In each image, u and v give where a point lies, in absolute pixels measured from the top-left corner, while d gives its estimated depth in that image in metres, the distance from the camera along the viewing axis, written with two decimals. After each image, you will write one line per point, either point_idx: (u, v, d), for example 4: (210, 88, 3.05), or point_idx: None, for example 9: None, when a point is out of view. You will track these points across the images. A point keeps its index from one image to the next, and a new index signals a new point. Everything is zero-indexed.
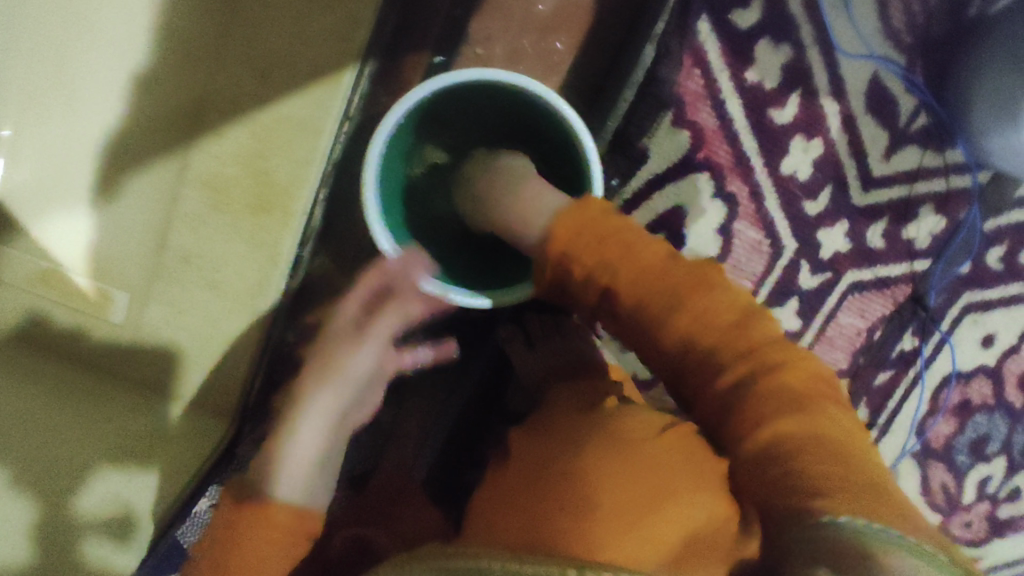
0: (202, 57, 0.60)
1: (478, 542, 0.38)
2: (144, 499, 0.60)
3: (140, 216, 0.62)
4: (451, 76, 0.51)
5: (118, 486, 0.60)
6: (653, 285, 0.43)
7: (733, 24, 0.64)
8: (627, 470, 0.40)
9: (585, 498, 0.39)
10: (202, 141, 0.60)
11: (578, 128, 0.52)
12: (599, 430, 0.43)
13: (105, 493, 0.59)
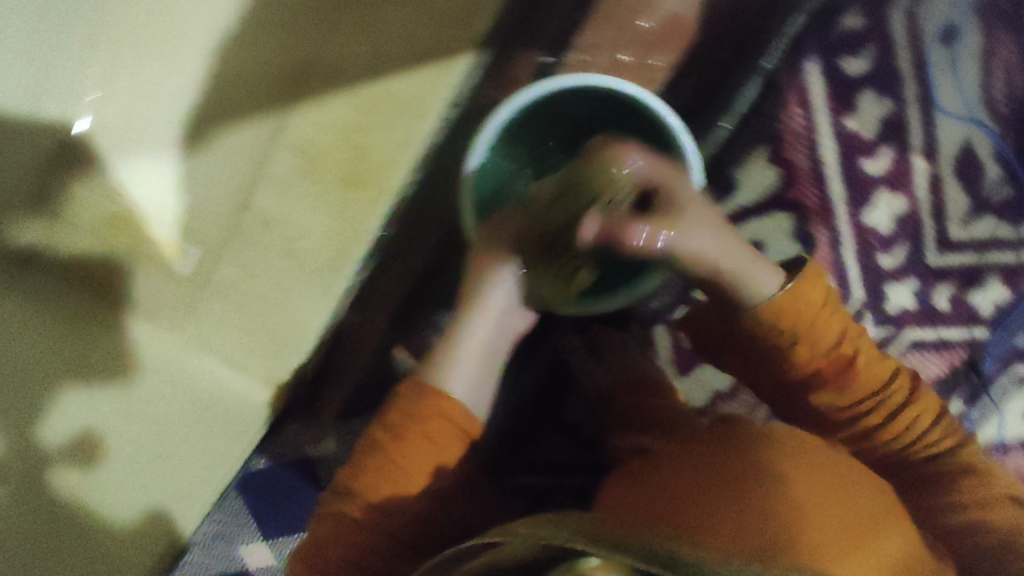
0: (319, 20, 0.59)
1: (697, 526, 0.38)
2: (111, 425, 0.59)
3: (225, 176, 0.60)
4: (552, 85, 0.54)
5: (86, 409, 0.59)
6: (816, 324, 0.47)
7: (842, 70, 0.64)
8: (821, 482, 0.41)
9: (793, 504, 0.39)
10: (305, 106, 0.58)
11: (675, 129, 0.54)
12: (771, 438, 0.44)
13: (71, 418, 0.58)
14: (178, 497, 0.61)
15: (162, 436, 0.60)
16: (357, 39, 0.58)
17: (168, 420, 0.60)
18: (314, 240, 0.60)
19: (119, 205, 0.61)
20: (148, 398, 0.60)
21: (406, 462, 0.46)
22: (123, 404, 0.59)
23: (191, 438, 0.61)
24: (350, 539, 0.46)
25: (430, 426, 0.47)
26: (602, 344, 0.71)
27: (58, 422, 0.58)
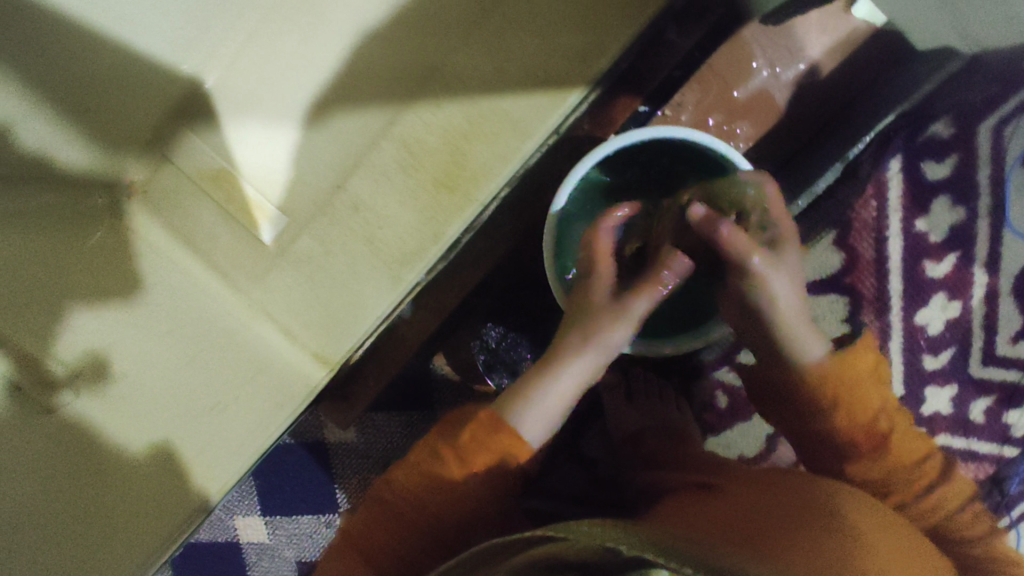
0: (448, 33, 0.63)
1: (755, 541, 0.40)
2: (120, 348, 0.59)
3: (330, 156, 0.66)
4: (631, 136, 0.58)
5: (98, 329, 0.59)
6: (867, 394, 0.56)
7: (923, 173, 0.67)
8: (873, 522, 0.44)
9: (846, 533, 0.42)
10: (418, 106, 0.61)
11: (750, 176, 0.58)
12: (818, 483, 0.47)
13: (83, 337, 0.58)
14: (199, 446, 0.61)
15: (183, 376, 0.61)
16: (487, 52, 0.60)
17: (191, 360, 0.61)
18: (394, 232, 0.62)
19: (223, 162, 0.68)
20: (171, 335, 0.61)
21: (455, 467, 0.52)
22: (144, 338, 0.60)
23: (217, 383, 0.61)
24: (395, 518, 0.52)
25: (478, 442, 0.52)
26: (637, 388, 0.72)
27: (71, 346, 0.57)
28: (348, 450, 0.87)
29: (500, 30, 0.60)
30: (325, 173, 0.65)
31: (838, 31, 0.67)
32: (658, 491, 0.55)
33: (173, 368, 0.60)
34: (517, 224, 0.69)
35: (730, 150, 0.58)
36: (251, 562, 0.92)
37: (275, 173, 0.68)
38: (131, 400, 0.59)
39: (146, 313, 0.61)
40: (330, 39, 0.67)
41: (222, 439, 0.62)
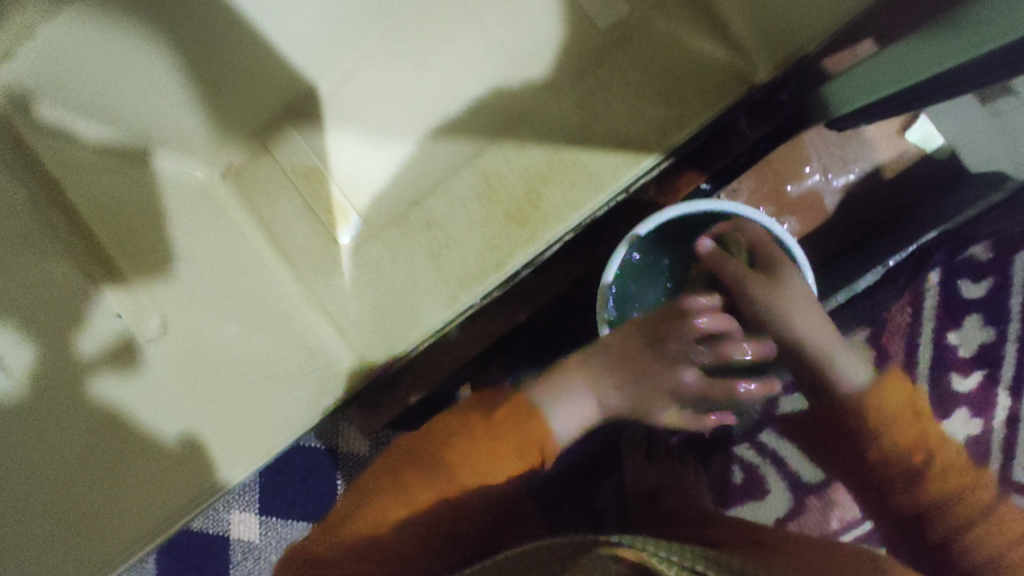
0: (547, 87, 0.70)
1: None
2: (150, 328, 0.57)
3: (414, 176, 0.72)
4: (695, 207, 0.61)
5: (135, 308, 0.57)
6: (891, 416, 0.51)
7: (959, 289, 0.71)
8: None
9: None
10: (506, 146, 0.68)
11: (802, 262, 0.61)
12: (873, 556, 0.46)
13: (111, 319, 0.56)
14: (225, 435, 0.58)
15: (213, 361, 0.60)
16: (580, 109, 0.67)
17: (218, 346, 0.60)
18: (461, 253, 0.66)
19: (316, 163, 0.73)
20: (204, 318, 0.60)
21: (495, 439, 0.50)
22: (178, 319, 0.59)
23: (246, 369, 0.61)
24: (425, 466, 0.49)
25: (523, 421, 0.52)
26: (658, 448, 0.74)
27: (95, 325, 0.55)
28: (357, 462, 0.88)
29: (591, 94, 0.67)
30: (408, 191, 0.71)
31: (892, 150, 0.71)
32: (695, 535, 0.55)
33: (203, 353, 0.59)
34: (571, 268, 0.73)
35: (786, 235, 0.61)
36: (235, 562, 0.90)
37: (361, 181, 0.73)
38: (159, 383, 0.57)
39: (188, 293, 0.61)
40: (434, 72, 0.73)
41: (252, 427, 0.59)
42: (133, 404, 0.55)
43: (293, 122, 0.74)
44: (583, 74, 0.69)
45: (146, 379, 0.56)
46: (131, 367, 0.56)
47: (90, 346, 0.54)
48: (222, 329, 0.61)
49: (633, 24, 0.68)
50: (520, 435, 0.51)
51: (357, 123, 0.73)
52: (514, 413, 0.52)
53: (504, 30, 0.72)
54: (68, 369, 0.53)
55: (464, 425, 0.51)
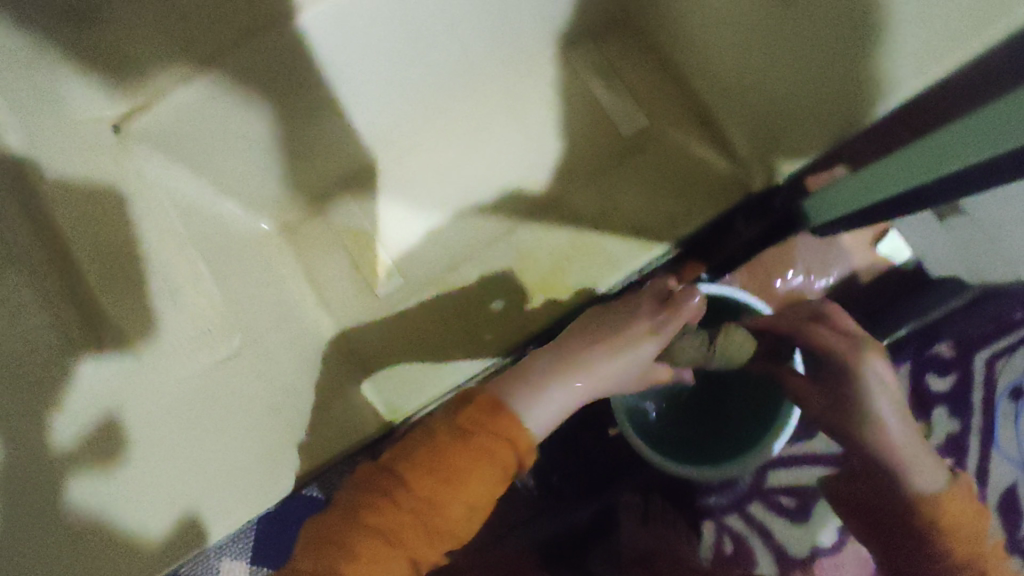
0: (574, 177, 0.79)
1: None
2: (142, 398, 0.44)
3: (451, 244, 0.79)
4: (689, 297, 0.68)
5: (111, 370, 0.43)
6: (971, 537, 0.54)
7: (926, 382, 0.79)
8: None
9: None
10: (535, 226, 0.77)
11: None
12: None
13: (86, 395, 0.42)
14: (216, 479, 0.52)
15: (232, 408, 0.54)
16: (603, 200, 0.76)
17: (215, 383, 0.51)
18: (486, 316, 0.72)
19: (361, 224, 0.78)
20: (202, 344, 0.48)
21: (460, 469, 0.44)
22: (160, 384, 0.45)
23: (273, 411, 0.60)
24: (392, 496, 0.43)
25: (489, 446, 0.45)
26: (652, 514, 0.77)
27: (76, 400, 0.41)
28: None
29: (612, 188, 0.77)
30: (444, 256, 0.78)
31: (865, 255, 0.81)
32: None
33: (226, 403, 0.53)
34: None
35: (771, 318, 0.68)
36: None
37: (401, 241, 0.79)
38: (153, 467, 0.46)
39: (159, 304, 0.47)
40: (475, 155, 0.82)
41: (265, 459, 0.58)
42: (124, 512, 0.44)
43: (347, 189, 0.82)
44: (606, 170, 0.78)
45: (139, 469, 0.45)
46: (121, 458, 0.43)
47: (68, 431, 0.41)
48: (203, 359, 0.47)
49: (653, 132, 0.77)
50: (482, 465, 0.44)
51: (401, 192, 0.80)
52: (479, 435, 0.45)
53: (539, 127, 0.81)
54: (43, 468, 0.39)
55: (423, 460, 0.44)
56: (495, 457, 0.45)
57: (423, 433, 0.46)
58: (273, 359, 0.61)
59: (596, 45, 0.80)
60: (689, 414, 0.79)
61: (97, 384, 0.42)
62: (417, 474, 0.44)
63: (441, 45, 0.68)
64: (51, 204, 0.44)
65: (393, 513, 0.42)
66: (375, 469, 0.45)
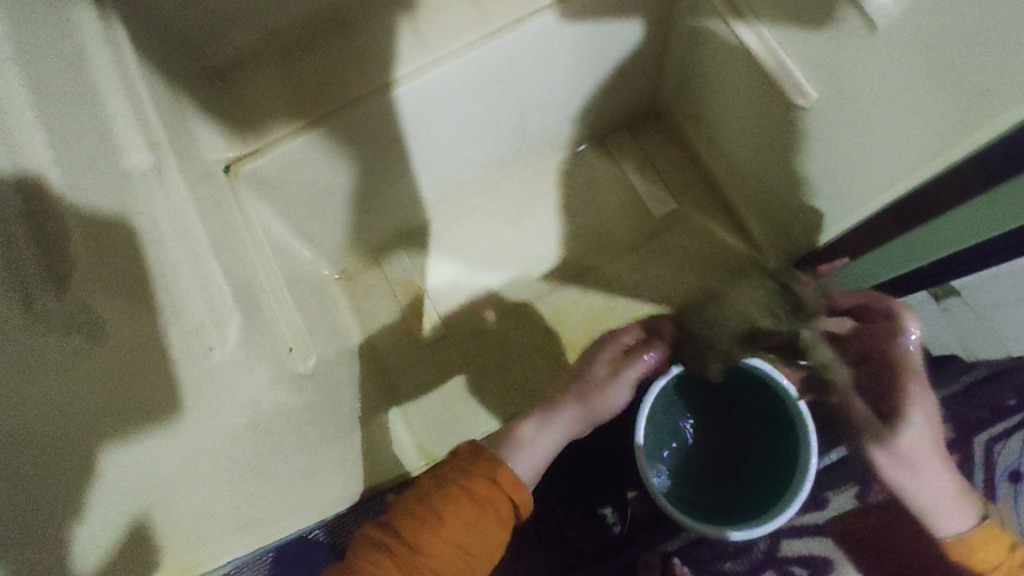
0: (607, 247, 0.87)
1: None
2: (171, 492, 0.39)
3: (493, 300, 0.85)
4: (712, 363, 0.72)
5: (144, 466, 0.37)
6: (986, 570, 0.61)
7: None
8: None
9: None
10: (572, 290, 0.85)
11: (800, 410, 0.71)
12: None
13: (106, 496, 0.34)
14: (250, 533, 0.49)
15: (299, 421, 0.57)
16: (634, 271, 0.85)
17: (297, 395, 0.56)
18: (527, 366, 0.81)
19: (413, 277, 0.85)
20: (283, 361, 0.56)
21: (472, 517, 0.46)
22: (251, 391, 0.49)
23: (337, 434, 0.64)
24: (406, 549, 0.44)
25: (492, 493, 0.48)
26: None
27: (100, 511, 0.34)
28: None
29: (643, 261, 0.85)
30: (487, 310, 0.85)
31: None
32: None
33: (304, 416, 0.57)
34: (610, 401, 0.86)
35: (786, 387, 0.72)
36: None
37: (448, 292, 0.85)
38: (182, 561, 0.41)
39: (258, 322, 0.54)
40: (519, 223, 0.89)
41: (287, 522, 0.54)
42: None
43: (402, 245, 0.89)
44: (637, 243, 0.87)
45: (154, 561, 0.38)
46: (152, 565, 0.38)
47: (98, 555, 0.33)
48: (236, 419, 0.46)
49: (679, 216, 0.87)
50: (491, 515, 0.47)
51: (448, 249, 0.87)
52: (477, 483, 0.48)
53: (579, 203, 0.88)
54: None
55: (433, 504, 0.46)
56: (492, 507, 0.47)
57: (429, 483, 0.49)
58: (334, 388, 0.65)
59: (630, 137, 0.90)
60: (705, 477, 0.82)
61: (134, 465, 0.36)
62: (429, 524, 0.45)
63: (502, 127, 0.78)
64: (96, 247, 0.37)
65: (412, 561, 0.44)
66: (377, 531, 0.46)
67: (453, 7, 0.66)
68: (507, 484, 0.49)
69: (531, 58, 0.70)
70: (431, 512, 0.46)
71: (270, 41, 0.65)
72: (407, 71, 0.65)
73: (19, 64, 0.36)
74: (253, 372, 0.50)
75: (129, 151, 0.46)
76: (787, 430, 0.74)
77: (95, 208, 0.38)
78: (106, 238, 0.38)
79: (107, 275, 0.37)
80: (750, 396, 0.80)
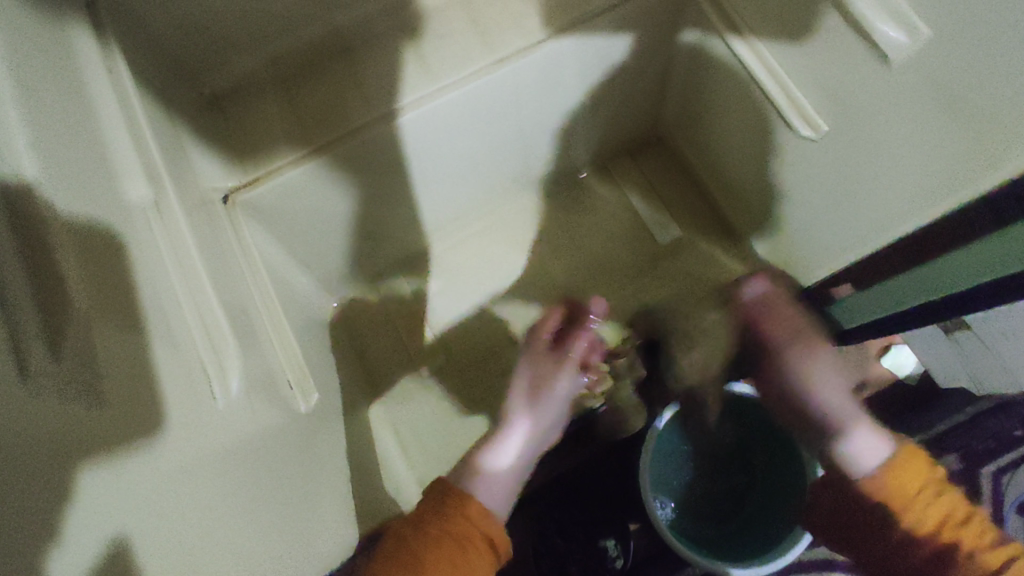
0: (609, 275, 0.86)
1: None
2: (154, 520, 0.32)
3: (494, 329, 0.83)
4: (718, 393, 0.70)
5: (124, 484, 0.31)
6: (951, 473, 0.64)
7: None
8: None
9: None
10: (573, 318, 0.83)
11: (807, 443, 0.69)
12: None
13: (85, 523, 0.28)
14: None
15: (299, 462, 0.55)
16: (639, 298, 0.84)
17: (301, 428, 0.54)
18: None
19: (414, 305, 0.84)
20: (283, 397, 0.54)
21: (451, 555, 0.46)
22: (250, 432, 0.46)
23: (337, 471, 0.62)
24: None
25: (470, 530, 0.48)
26: None
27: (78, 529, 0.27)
28: None
29: (645, 290, 0.85)
30: (488, 339, 0.83)
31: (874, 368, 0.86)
32: None
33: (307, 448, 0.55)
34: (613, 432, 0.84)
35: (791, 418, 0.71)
36: None
37: (447, 321, 0.83)
38: None
39: (258, 355, 0.52)
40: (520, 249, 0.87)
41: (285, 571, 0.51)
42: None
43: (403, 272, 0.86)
44: (640, 272, 0.85)
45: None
46: None
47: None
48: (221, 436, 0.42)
49: (682, 243, 0.86)
50: (470, 550, 0.47)
51: (448, 277, 0.85)
52: (451, 522, 0.48)
53: (581, 231, 0.87)
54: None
55: (411, 549, 0.45)
56: (467, 538, 0.48)
57: (404, 529, 0.47)
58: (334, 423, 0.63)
59: (632, 164, 0.90)
60: (707, 511, 0.80)
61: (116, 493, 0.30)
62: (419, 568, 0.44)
63: (506, 153, 0.77)
64: (93, 273, 0.34)
65: None
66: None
67: (457, 34, 0.65)
68: (479, 519, 0.49)
69: (536, 86, 0.69)
70: (415, 552, 0.45)
71: (272, 67, 0.65)
72: (410, 99, 0.63)
73: (24, 104, 0.34)
74: (253, 410, 0.47)
75: (128, 185, 0.44)
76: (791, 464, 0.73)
77: (102, 253, 0.36)
78: (100, 265, 0.35)
79: (105, 304, 0.34)
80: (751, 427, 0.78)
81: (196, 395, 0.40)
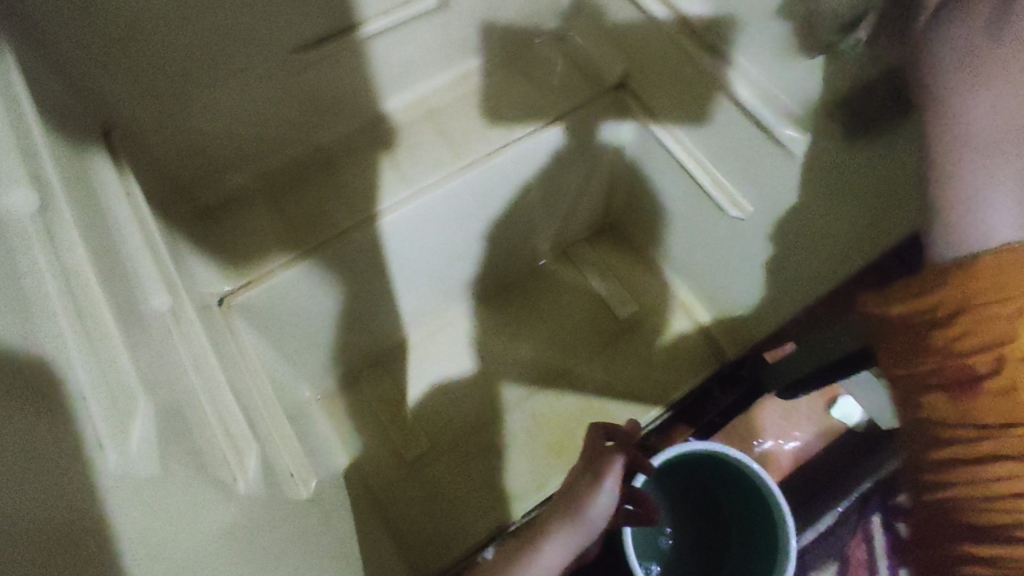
0: (575, 349, 0.91)
1: None
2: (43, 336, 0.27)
3: (477, 410, 0.87)
4: (689, 449, 0.73)
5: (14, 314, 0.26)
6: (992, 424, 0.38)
7: (900, 531, 0.88)
8: None
9: None
10: (547, 395, 0.88)
11: (773, 489, 0.73)
12: None
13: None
14: None
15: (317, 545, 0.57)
16: (604, 371, 0.90)
17: (310, 515, 0.56)
18: (514, 474, 0.82)
19: (397, 393, 0.87)
20: (287, 487, 0.56)
21: None
22: (270, 517, 0.48)
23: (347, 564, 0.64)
24: None
25: None
26: None
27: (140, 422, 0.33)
28: None
29: (613, 361, 0.90)
30: (468, 420, 0.86)
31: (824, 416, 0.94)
32: None
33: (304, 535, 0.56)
34: None
35: (754, 465, 0.74)
36: None
37: (428, 407, 0.86)
38: None
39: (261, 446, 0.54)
40: (491, 332, 0.92)
41: None
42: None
43: (387, 361, 0.89)
44: (606, 347, 0.92)
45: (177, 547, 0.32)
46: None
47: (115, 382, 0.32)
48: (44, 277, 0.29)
49: (640, 317, 0.93)
50: None
51: (426, 364, 0.89)
52: None
53: (546, 310, 0.94)
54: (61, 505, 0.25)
55: None
56: None
57: None
58: (335, 514, 0.65)
59: (588, 248, 0.99)
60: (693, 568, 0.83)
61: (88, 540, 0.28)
62: None
63: (471, 245, 0.84)
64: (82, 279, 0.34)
65: None
66: None
67: (427, 146, 0.74)
68: None
69: (499, 184, 0.77)
70: None
71: (259, 183, 0.71)
72: (390, 204, 0.71)
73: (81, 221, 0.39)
74: (269, 498, 0.50)
75: (151, 296, 0.48)
76: (758, 509, 0.76)
77: (137, 330, 0.41)
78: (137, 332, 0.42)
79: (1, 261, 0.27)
80: (716, 479, 0.81)
81: (222, 484, 0.42)
